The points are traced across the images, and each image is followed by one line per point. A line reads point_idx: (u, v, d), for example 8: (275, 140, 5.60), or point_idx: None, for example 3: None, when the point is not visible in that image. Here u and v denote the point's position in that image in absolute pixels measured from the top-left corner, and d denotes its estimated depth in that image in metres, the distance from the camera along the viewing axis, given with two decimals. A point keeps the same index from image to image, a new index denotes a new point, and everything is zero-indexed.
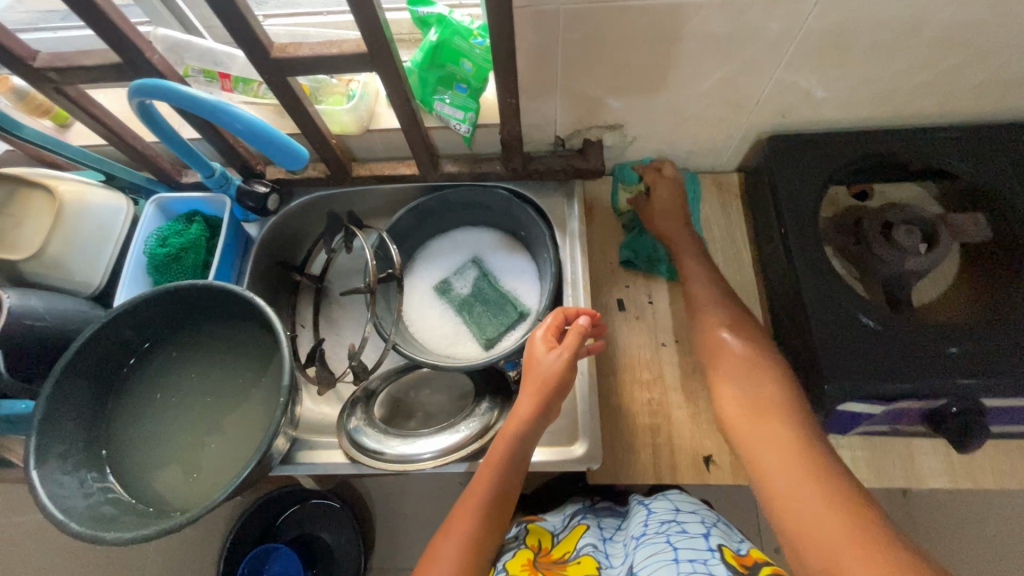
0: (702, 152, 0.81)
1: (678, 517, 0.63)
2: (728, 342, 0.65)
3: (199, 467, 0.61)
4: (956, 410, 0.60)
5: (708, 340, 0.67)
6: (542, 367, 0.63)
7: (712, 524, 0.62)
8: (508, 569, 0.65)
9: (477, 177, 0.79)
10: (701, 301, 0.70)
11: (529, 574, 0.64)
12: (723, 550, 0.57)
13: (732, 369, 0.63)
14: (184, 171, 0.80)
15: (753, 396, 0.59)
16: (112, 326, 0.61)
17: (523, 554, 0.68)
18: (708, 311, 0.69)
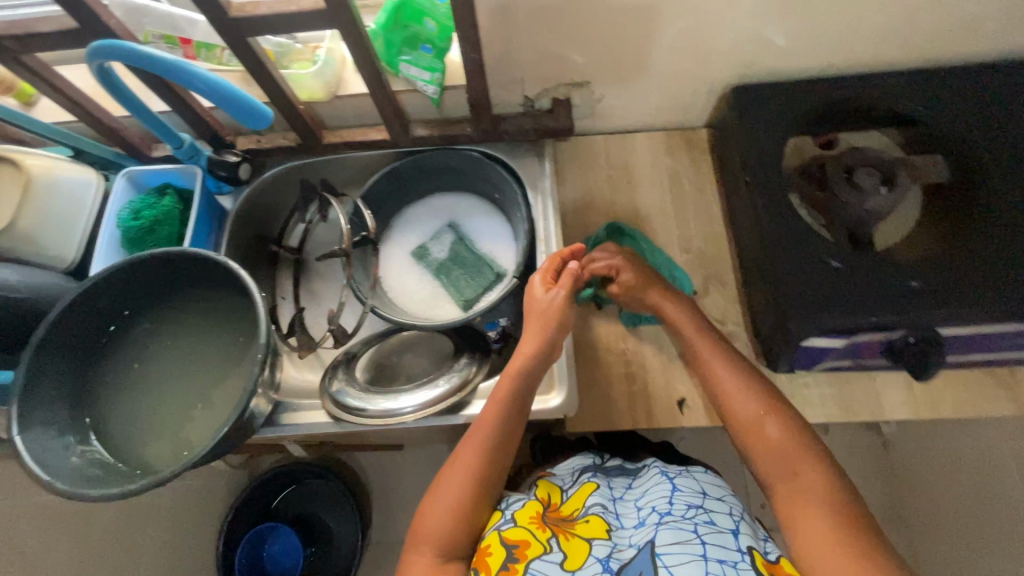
0: (670, 108, 0.82)
1: (706, 504, 0.61)
2: (768, 428, 0.59)
3: (182, 430, 0.62)
4: (912, 340, 0.62)
5: (741, 423, 0.61)
6: (540, 307, 0.67)
7: (739, 517, 0.61)
8: (516, 519, 0.62)
9: (448, 140, 0.79)
10: (726, 378, 0.63)
11: (538, 532, 0.61)
12: (753, 554, 0.55)
13: (767, 457, 0.58)
14: (154, 145, 0.79)
15: (798, 483, 0.55)
16: (87, 296, 0.61)
17: (531, 505, 0.65)
18: (736, 390, 0.62)
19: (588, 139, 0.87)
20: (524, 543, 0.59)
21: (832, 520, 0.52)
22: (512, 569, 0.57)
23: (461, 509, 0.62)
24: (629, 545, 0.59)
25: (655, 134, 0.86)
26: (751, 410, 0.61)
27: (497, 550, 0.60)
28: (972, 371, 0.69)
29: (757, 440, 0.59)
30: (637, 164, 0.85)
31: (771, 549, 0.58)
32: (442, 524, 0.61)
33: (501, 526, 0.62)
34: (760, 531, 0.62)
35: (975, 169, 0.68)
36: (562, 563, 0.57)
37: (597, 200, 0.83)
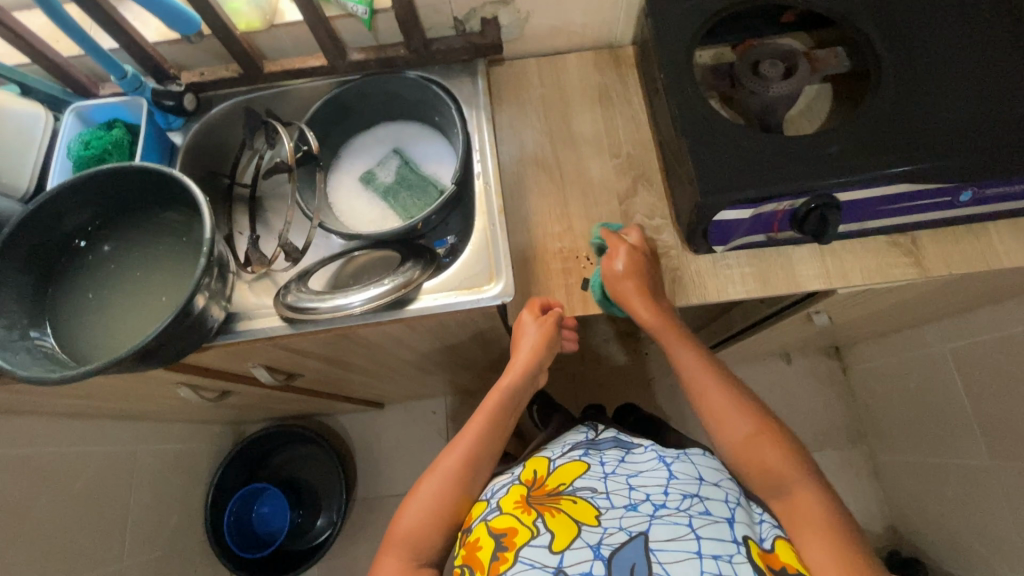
0: (595, 25, 0.87)
1: (701, 492, 0.65)
2: (759, 448, 0.66)
3: (132, 334, 0.65)
4: (814, 207, 0.68)
5: (733, 443, 0.68)
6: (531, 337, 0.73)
7: (735, 504, 0.64)
8: (501, 507, 0.67)
9: (385, 65, 0.83)
10: (719, 407, 0.70)
11: (523, 517, 0.65)
12: (748, 544, 0.59)
13: (757, 475, 0.66)
14: (100, 85, 0.82)
15: (792, 505, 0.62)
16: (42, 211, 0.65)
17: (516, 491, 0.69)
18: (725, 414, 0.69)
19: (522, 62, 0.91)
20: (512, 532, 0.63)
21: (835, 549, 0.57)
22: (502, 557, 0.61)
23: (435, 510, 0.68)
24: (619, 528, 0.62)
25: (585, 54, 0.91)
26: (744, 429, 0.68)
27: (487, 543, 0.63)
28: (874, 241, 0.76)
29: (742, 453, 0.67)
30: (568, 83, 0.89)
31: (767, 534, 0.62)
32: (417, 527, 0.67)
33: (488, 515, 0.67)
34: (756, 512, 0.66)
35: (869, 55, 0.74)
36: (550, 545, 0.61)
37: (532, 117, 0.87)
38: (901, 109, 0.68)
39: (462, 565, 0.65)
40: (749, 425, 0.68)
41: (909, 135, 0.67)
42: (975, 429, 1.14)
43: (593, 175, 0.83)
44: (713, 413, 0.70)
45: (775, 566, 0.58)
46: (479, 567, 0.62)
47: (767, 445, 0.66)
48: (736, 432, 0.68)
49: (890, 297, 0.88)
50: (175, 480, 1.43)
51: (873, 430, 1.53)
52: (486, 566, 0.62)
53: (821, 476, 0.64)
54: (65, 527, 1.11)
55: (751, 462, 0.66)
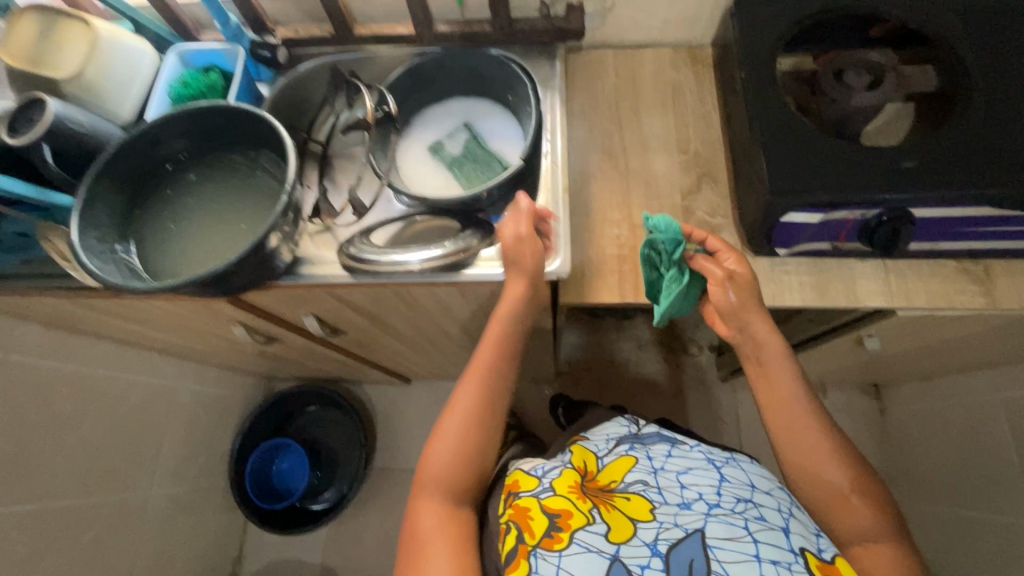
0: (677, 22, 0.87)
1: (755, 498, 0.66)
2: (855, 506, 0.65)
3: (209, 260, 0.69)
4: (887, 220, 0.67)
5: (820, 484, 0.68)
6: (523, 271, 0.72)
7: (789, 513, 0.64)
8: (555, 489, 0.69)
9: (468, 39, 0.85)
10: (816, 450, 0.68)
11: (578, 501, 0.67)
12: (805, 555, 0.59)
13: (848, 525, 0.65)
14: (201, 32, 0.87)
15: (877, 553, 0.63)
16: (142, 137, 0.70)
17: (569, 475, 0.72)
18: (826, 458, 0.68)
19: (599, 52, 0.92)
20: (566, 513, 0.65)
21: None
22: (556, 535, 0.63)
23: (458, 450, 0.72)
24: (675, 524, 0.62)
25: (663, 50, 0.91)
26: (838, 482, 0.67)
27: (540, 517, 0.65)
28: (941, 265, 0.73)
29: (830, 502, 0.67)
30: (643, 77, 0.90)
31: (825, 547, 0.61)
32: (446, 466, 0.71)
33: (539, 493, 0.69)
34: (811, 523, 0.65)
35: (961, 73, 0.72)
36: (607, 534, 0.62)
37: (602, 106, 0.88)
38: (989, 129, 0.67)
39: (511, 523, 0.67)
40: (842, 470, 0.67)
41: (994, 158, 0.65)
42: (1022, 487, 1.08)
43: (659, 168, 0.84)
44: (803, 448, 0.69)
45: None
46: (531, 534, 0.64)
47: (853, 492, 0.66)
48: (825, 470, 0.67)
49: (948, 328, 0.85)
50: (206, 422, 1.48)
51: (905, 475, 1.47)
52: (538, 539, 0.63)
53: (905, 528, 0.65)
54: (106, 445, 1.17)
55: (839, 505, 0.66)
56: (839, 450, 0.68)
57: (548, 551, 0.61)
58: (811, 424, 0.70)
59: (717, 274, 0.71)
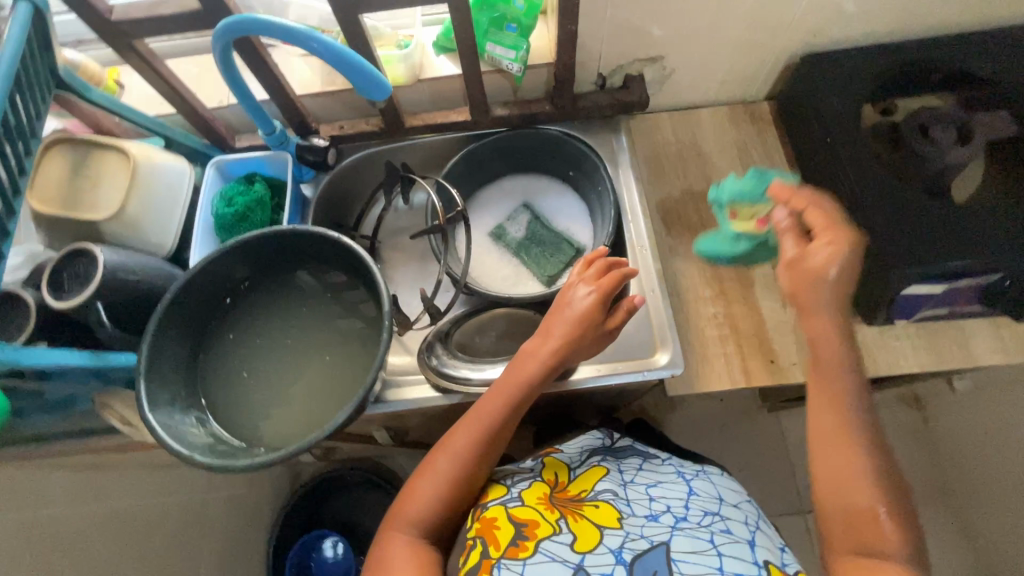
0: (735, 82, 0.85)
1: (722, 511, 0.62)
2: (882, 528, 0.48)
3: (296, 404, 0.62)
4: (1009, 284, 0.65)
5: (847, 508, 0.50)
6: (562, 324, 0.63)
7: (755, 528, 0.61)
8: (522, 498, 0.61)
9: (528, 120, 0.81)
10: (852, 468, 0.51)
11: (545, 512, 0.60)
12: (770, 568, 0.55)
13: (867, 554, 0.48)
14: (236, 136, 0.80)
15: None
16: (199, 278, 0.61)
17: (539, 487, 0.64)
18: (860, 476, 0.50)
19: (654, 116, 0.89)
20: (534, 523, 0.58)
21: None
22: (522, 544, 0.56)
23: (446, 494, 0.59)
24: (642, 536, 0.57)
25: (719, 110, 0.88)
26: (867, 501, 0.49)
27: (506, 526, 0.58)
28: None
29: (847, 541, 0.49)
30: (704, 138, 0.87)
31: (789, 562, 0.58)
32: (428, 507, 0.58)
33: (507, 501, 0.61)
34: (776, 540, 0.62)
35: None
36: (572, 544, 0.56)
37: (669, 174, 0.84)
38: None
39: (476, 538, 0.58)
40: (874, 496, 0.49)
41: None
42: None
43: None
44: (834, 465, 0.51)
45: None
46: (495, 546, 0.56)
47: (880, 522, 0.48)
48: (852, 490, 0.50)
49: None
50: None
51: None
52: (503, 549, 0.55)
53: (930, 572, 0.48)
54: None
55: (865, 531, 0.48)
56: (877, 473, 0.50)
57: (512, 562, 0.54)
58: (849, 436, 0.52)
59: (790, 251, 0.57)
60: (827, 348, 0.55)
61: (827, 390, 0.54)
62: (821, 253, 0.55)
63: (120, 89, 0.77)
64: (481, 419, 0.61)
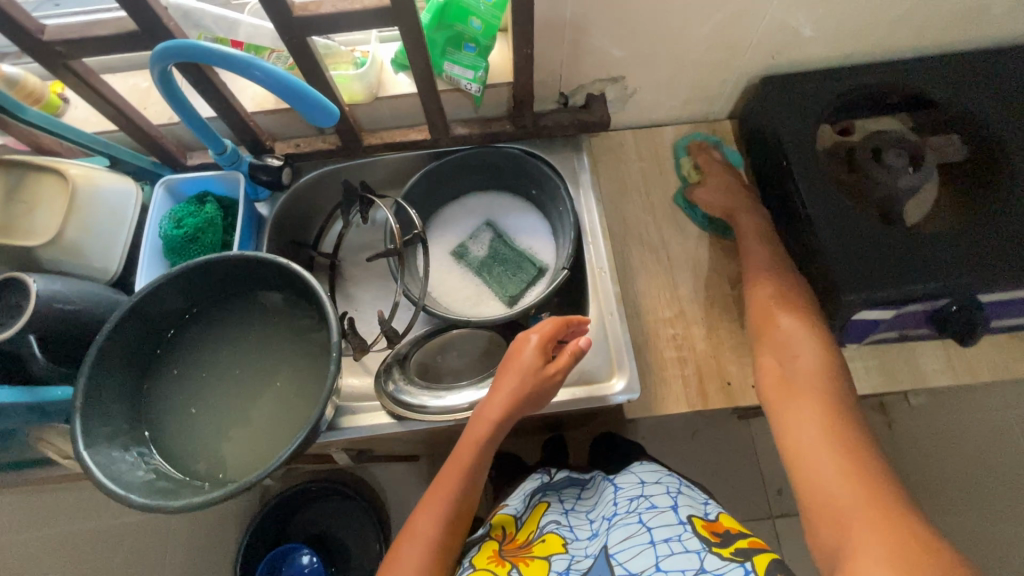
0: (698, 101, 0.85)
1: (646, 491, 0.64)
2: (778, 321, 0.67)
3: (243, 437, 0.61)
4: (955, 308, 0.66)
5: (756, 312, 0.70)
6: (511, 388, 0.62)
7: (677, 492, 0.64)
8: (474, 566, 0.63)
9: (489, 139, 0.80)
10: (756, 278, 0.72)
11: (498, 568, 0.61)
12: (693, 521, 0.59)
13: (774, 339, 0.66)
14: (188, 153, 0.77)
15: (791, 369, 0.62)
16: (142, 307, 0.60)
17: (488, 545, 0.66)
18: (761, 280, 0.71)
19: (618, 134, 0.88)
20: None
21: (819, 416, 0.56)
22: None
23: None
24: (586, 555, 0.61)
25: (682, 128, 0.89)
26: (767, 297, 0.69)
27: None
28: (999, 335, 0.73)
29: (775, 350, 0.65)
30: (668, 157, 0.87)
31: (711, 510, 0.62)
32: None
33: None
34: (700, 496, 0.66)
35: (996, 148, 0.72)
36: None
37: (632, 193, 0.84)
38: None
39: None
40: (786, 313, 0.67)
41: None
42: None
43: (703, 256, 0.80)
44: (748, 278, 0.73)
45: (719, 532, 0.58)
46: None
47: (781, 324, 0.66)
48: (763, 306, 0.69)
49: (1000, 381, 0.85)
50: None
51: None
52: None
53: (840, 356, 0.63)
54: None
55: (767, 330, 0.67)
56: (784, 300, 0.68)
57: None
58: (762, 270, 0.72)
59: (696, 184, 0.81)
60: (754, 254, 0.74)
61: (758, 253, 0.73)
62: (720, 182, 0.80)
63: (64, 104, 0.74)
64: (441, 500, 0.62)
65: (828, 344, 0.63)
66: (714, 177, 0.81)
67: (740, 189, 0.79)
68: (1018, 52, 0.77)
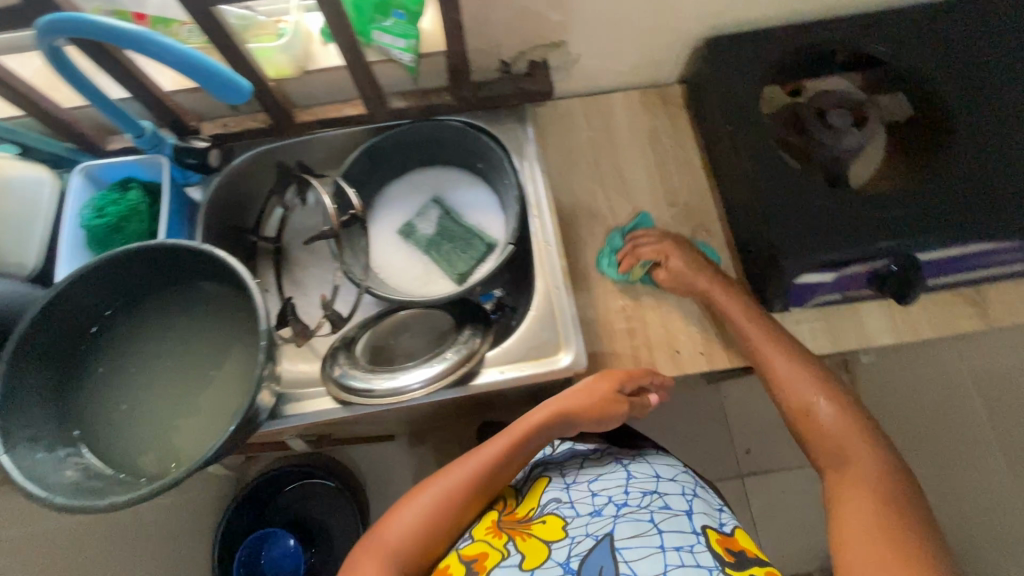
0: (645, 66, 0.82)
1: (659, 488, 0.64)
2: (820, 420, 0.62)
3: (178, 431, 0.60)
4: (894, 268, 0.67)
5: (794, 408, 0.64)
6: (574, 397, 0.66)
7: (692, 496, 0.64)
8: (472, 535, 0.63)
9: (428, 112, 0.77)
10: (780, 374, 0.65)
11: (495, 540, 0.61)
12: (707, 532, 0.59)
13: (819, 440, 0.61)
14: (108, 138, 0.73)
15: (847, 472, 0.58)
16: (60, 304, 0.57)
17: (487, 515, 0.66)
18: (789, 370, 0.65)
19: (566, 103, 0.86)
20: (483, 556, 0.60)
21: (872, 517, 0.53)
22: None
23: (424, 531, 0.60)
24: (586, 535, 0.59)
25: (631, 94, 0.86)
26: (808, 395, 0.63)
27: (457, 567, 0.60)
28: (940, 291, 0.74)
29: (825, 452, 0.60)
30: (617, 125, 0.85)
31: (726, 521, 0.62)
32: (405, 540, 0.59)
33: (459, 542, 0.64)
34: (714, 502, 0.67)
35: (939, 104, 0.72)
36: (521, 565, 0.58)
37: (581, 163, 0.83)
38: (988, 167, 0.66)
39: None
40: (829, 410, 0.62)
41: (994, 196, 0.65)
42: None
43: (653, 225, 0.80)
44: (779, 379, 0.65)
45: (734, 548, 0.58)
46: None
47: (828, 423, 0.61)
48: (798, 397, 0.64)
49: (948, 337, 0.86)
50: None
51: None
52: None
53: (897, 456, 0.59)
54: None
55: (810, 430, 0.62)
56: (830, 400, 0.63)
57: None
58: (787, 356, 0.66)
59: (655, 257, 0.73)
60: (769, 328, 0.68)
61: (758, 340, 0.67)
62: (675, 261, 0.72)
63: None
64: (473, 463, 0.63)
65: (880, 445, 0.59)
66: (668, 260, 0.72)
67: (698, 262, 0.72)
68: (965, 1, 0.75)
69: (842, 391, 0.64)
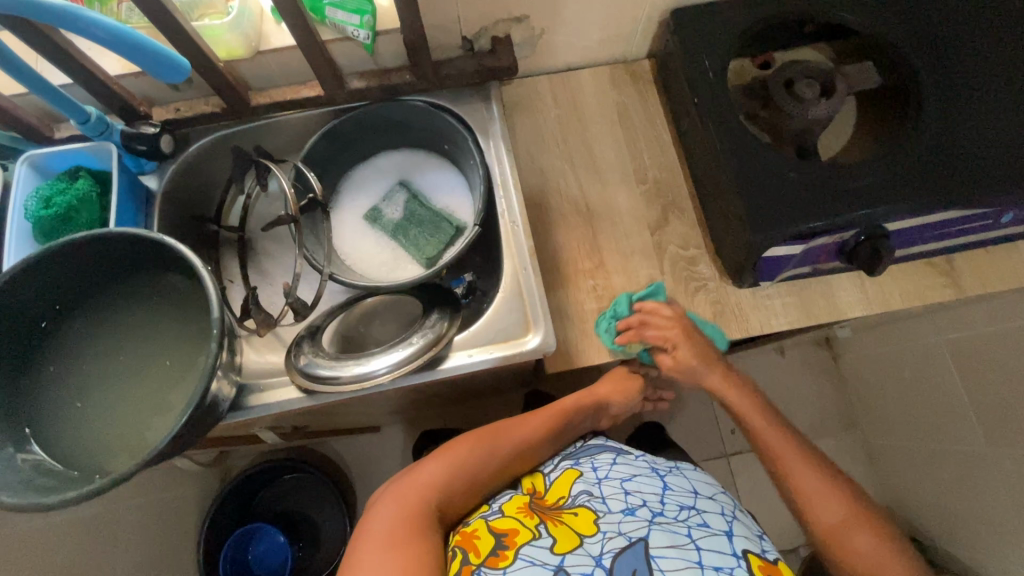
0: (612, 41, 0.81)
1: (698, 505, 0.62)
2: (853, 536, 0.61)
3: (134, 426, 0.58)
4: (862, 237, 0.66)
5: (822, 528, 0.63)
6: (609, 389, 0.80)
7: (731, 517, 0.61)
8: (503, 510, 0.62)
9: (390, 92, 0.75)
10: (806, 486, 0.65)
11: (526, 520, 0.60)
12: (748, 557, 0.55)
13: (851, 558, 0.60)
14: (55, 126, 0.71)
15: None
16: (7, 295, 0.55)
17: (519, 498, 0.65)
18: (812, 488, 0.64)
19: (533, 82, 0.84)
20: (513, 532, 0.58)
21: None
22: (501, 553, 0.55)
23: (459, 474, 0.63)
24: (619, 533, 0.55)
25: (599, 70, 0.85)
26: (835, 514, 0.62)
27: (486, 537, 0.58)
28: (912, 261, 0.74)
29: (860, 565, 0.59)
30: (585, 103, 0.83)
31: (767, 549, 0.58)
32: (438, 477, 0.62)
33: (488, 515, 0.63)
34: (753, 528, 0.63)
35: (906, 73, 0.70)
36: (552, 547, 0.55)
37: (549, 143, 0.81)
38: (953, 136, 0.65)
39: (455, 548, 0.59)
40: (859, 528, 0.61)
41: (963, 164, 0.64)
42: None
43: (623, 203, 0.78)
44: (803, 491, 0.65)
45: None
46: (475, 554, 0.56)
47: (860, 538, 0.60)
48: (826, 511, 0.63)
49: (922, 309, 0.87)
50: None
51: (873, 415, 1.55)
52: (482, 559, 0.55)
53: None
54: None
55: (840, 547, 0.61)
56: (857, 518, 0.62)
57: (491, 569, 0.54)
58: (809, 470, 0.66)
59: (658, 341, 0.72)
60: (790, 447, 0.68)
61: (783, 450, 0.68)
62: (682, 348, 0.71)
63: None
64: (516, 429, 0.70)
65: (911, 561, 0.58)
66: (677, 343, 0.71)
67: (701, 343, 0.72)
68: None
69: (869, 507, 0.63)
